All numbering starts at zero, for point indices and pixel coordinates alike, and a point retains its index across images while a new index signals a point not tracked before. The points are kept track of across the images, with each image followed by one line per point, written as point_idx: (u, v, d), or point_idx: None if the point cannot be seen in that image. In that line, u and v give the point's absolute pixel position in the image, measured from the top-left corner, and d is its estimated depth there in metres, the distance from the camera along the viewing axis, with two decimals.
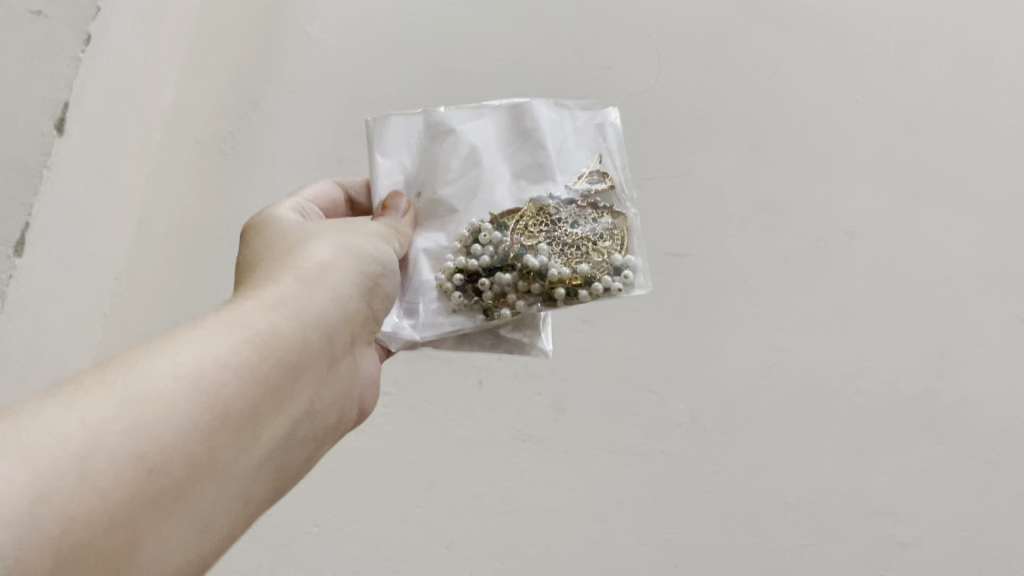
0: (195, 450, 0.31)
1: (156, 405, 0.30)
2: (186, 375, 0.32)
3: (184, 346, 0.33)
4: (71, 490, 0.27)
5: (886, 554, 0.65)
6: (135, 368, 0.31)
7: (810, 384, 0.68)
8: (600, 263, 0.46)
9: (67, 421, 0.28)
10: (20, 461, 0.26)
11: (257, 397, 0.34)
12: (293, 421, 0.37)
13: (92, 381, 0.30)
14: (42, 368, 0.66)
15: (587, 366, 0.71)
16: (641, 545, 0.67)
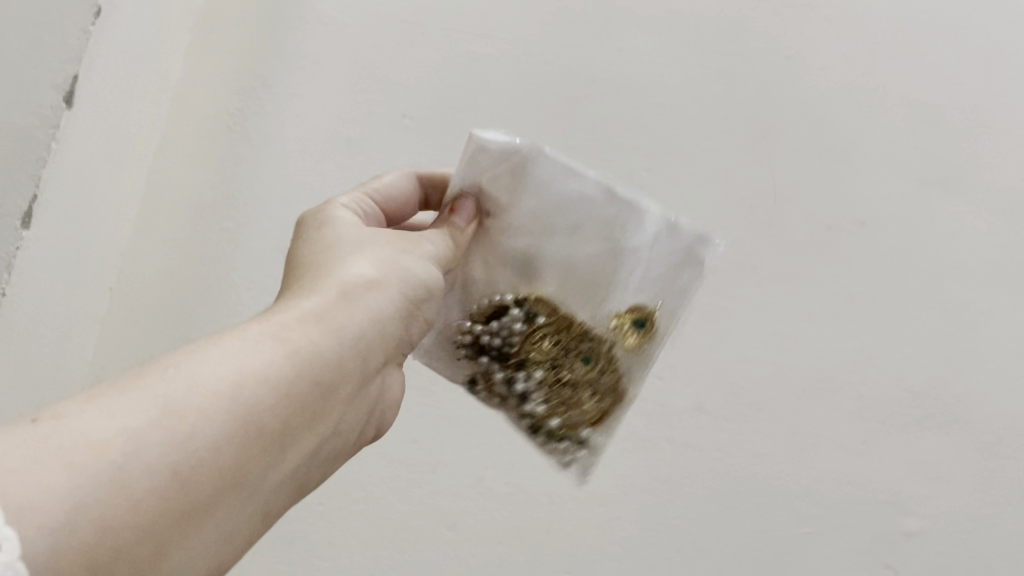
0: (231, 471, 0.31)
1: (197, 422, 0.30)
2: (227, 393, 0.31)
3: (224, 357, 0.33)
4: (111, 502, 0.27)
5: (891, 543, 0.65)
6: (177, 376, 0.31)
7: (816, 373, 0.68)
8: (573, 417, 0.51)
9: (110, 430, 0.28)
10: (61, 469, 0.26)
11: (292, 417, 0.34)
12: (319, 440, 0.37)
13: (134, 387, 0.30)
14: (49, 343, 0.68)
15: None
16: (643, 531, 0.68)
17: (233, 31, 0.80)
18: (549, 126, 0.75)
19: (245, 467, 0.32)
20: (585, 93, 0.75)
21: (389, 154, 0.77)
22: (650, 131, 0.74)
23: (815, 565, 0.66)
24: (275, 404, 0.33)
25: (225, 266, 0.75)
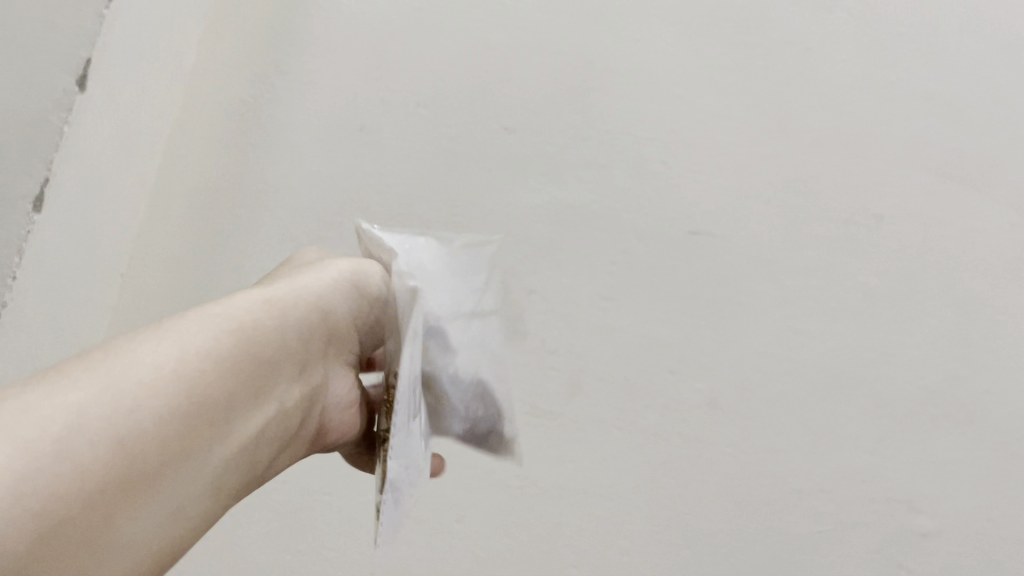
0: (163, 454, 0.34)
1: (123, 409, 0.33)
2: (159, 370, 0.36)
3: (158, 343, 0.37)
4: (55, 465, 0.30)
5: (905, 542, 0.65)
6: (113, 362, 0.35)
7: (831, 369, 0.67)
8: None
9: (52, 407, 0.32)
10: (10, 440, 0.30)
11: (218, 410, 0.37)
12: (266, 422, 0.41)
13: (73, 373, 0.34)
14: (61, 330, 0.68)
15: (603, 343, 0.70)
16: (653, 527, 0.67)
17: (247, 18, 0.80)
18: (564, 118, 0.74)
19: (176, 453, 0.35)
20: (600, 85, 0.75)
21: (402, 144, 0.76)
22: (665, 124, 0.73)
23: (828, 564, 0.65)
24: (199, 397, 0.36)
25: (238, 255, 0.75)
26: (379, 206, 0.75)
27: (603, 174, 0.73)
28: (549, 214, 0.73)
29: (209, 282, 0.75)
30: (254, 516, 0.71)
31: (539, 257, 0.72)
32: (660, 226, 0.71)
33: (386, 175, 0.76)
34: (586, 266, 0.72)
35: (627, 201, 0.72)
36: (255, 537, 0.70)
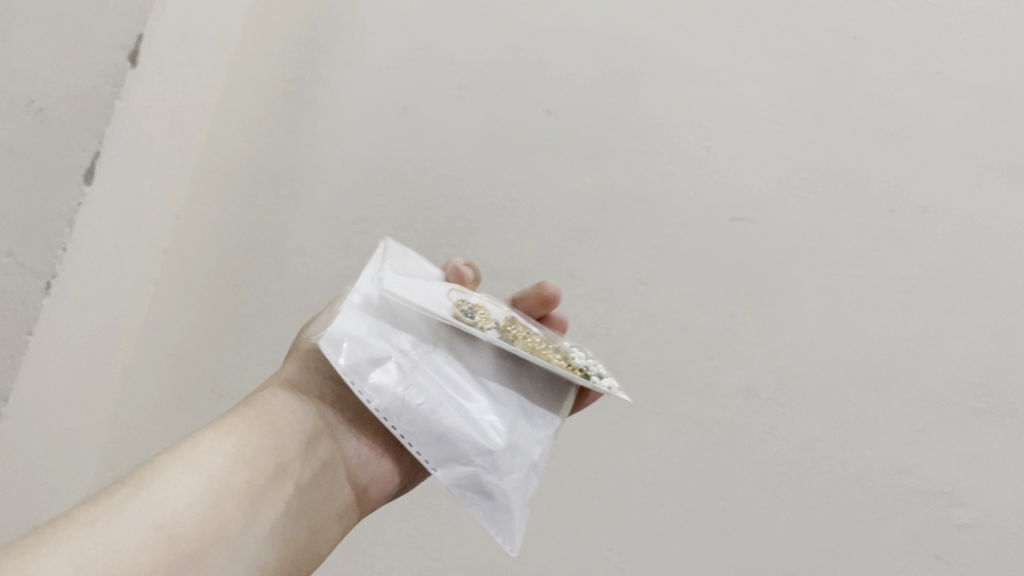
0: (198, 531, 0.39)
1: (174, 499, 0.39)
2: (199, 464, 0.42)
3: (196, 443, 0.43)
4: (125, 548, 0.36)
5: (941, 534, 0.64)
6: (162, 464, 0.41)
7: (871, 360, 0.66)
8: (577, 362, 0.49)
9: (115, 505, 0.38)
10: (87, 534, 0.36)
11: (253, 486, 0.43)
12: (313, 485, 0.47)
13: (131, 479, 0.40)
14: (107, 302, 0.70)
15: (641, 328, 0.71)
16: (686, 512, 0.68)
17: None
18: (605, 102, 0.74)
19: (218, 524, 0.40)
20: (643, 69, 0.74)
21: (443, 126, 0.76)
22: (709, 110, 0.73)
23: (863, 554, 0.65)
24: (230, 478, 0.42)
25: (280, 233, 0.76)
26: (419, 188, 0.76)
27: (644, 159, 0.73)
28: (588, 198, 0.73)
29: (252, 258, 0.76)
30: None
31: (578, 241, 0.73)
32: (700, 212, 0.71)
33: (427, 157, 0.76)
34: (625, 251, 0.72)
35: (667, 187, 0.72)
36: None
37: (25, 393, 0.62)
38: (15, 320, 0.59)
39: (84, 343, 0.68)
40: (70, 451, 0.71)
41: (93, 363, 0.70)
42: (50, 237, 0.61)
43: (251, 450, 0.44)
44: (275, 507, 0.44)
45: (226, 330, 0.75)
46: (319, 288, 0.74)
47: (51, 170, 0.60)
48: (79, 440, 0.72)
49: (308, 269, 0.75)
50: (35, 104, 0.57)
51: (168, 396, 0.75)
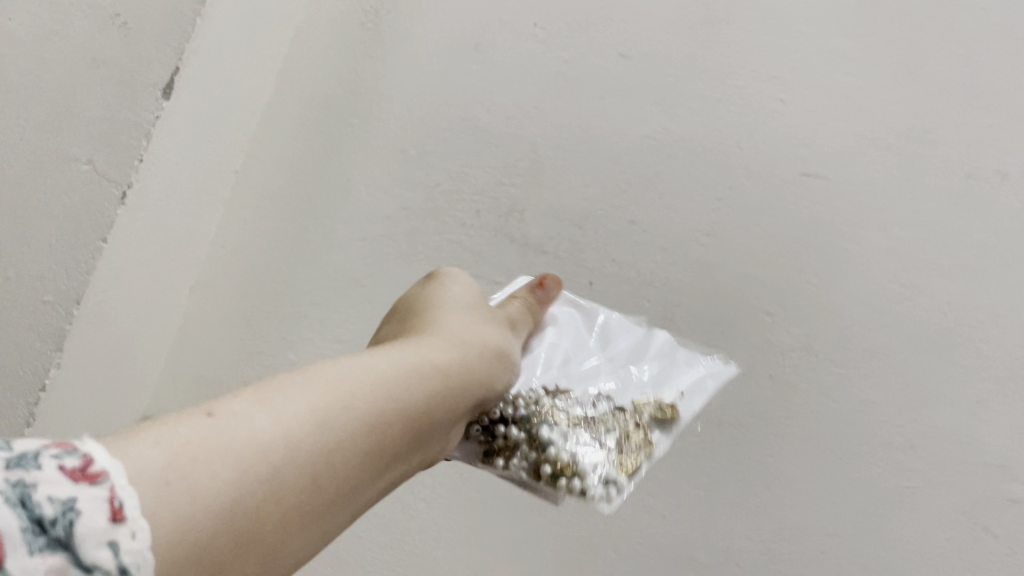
0: (326, 482, 0.34)
1: (324, 431, 0.34)
2: (357, 396, 0.37)
3: (354, 368, 0.39)
4: (259, 478, 0.31)
5: (993, 508, 0.62)
6: (320, 382, 0.36)
7: (936, 326, 0.65)
8: (580, 460, 0.54)
9: (269, 421, 0.32)
10: (230, 451, 0.30)
11: (384, 442, 0.38)
12: (414, 459, 0.42)
13: (285, 387, 0.35)
14: (176, 217, 0.70)
15: (703, 279, 0.70)
16: (732, 465, 0.67)
17: None
18: (684, 48, 0.73)
19: (342, 482, 0.35)
20: (723, 16, 0.73)
21: (517, 65, 0.76)
22: (788, 61, 0.71)
23: (911, 520, 0.64)
24: (392, 374, 0.40)
25: (349, 162, 0.77)
26: (488, 125, 0.76)
27: (717, 107, 0.72)
28: (658, 145, 0.72)
29: (324, 186, 0.77)
30: None
31: (642, 188, 0.72)
32: (771, 165, 0.70)
33: (499, 96, 0.76)
34: (691, 202, 0.71)
35: (739, 138, 0.71)
36: None
37: (98, 299, 0.63)
38: (94, 226, 0.61)
39: (151, 256, 0.69)
40: (138, 359, 0.73)
41: (165, 276, 0.72)
42: (130, 145, 0.62)
43: (403, 357, 0.42)
44: (381, 474, 0.39)
45: (292, 251, 0.77)
46: (383, 217, 0.76)
47: (127, 73, 0.62)
48: (146, 349, 0.74)
49: (373, 199, 0.77)
50: (120, 17, 0.62)
51: (236, 314, 0.77)
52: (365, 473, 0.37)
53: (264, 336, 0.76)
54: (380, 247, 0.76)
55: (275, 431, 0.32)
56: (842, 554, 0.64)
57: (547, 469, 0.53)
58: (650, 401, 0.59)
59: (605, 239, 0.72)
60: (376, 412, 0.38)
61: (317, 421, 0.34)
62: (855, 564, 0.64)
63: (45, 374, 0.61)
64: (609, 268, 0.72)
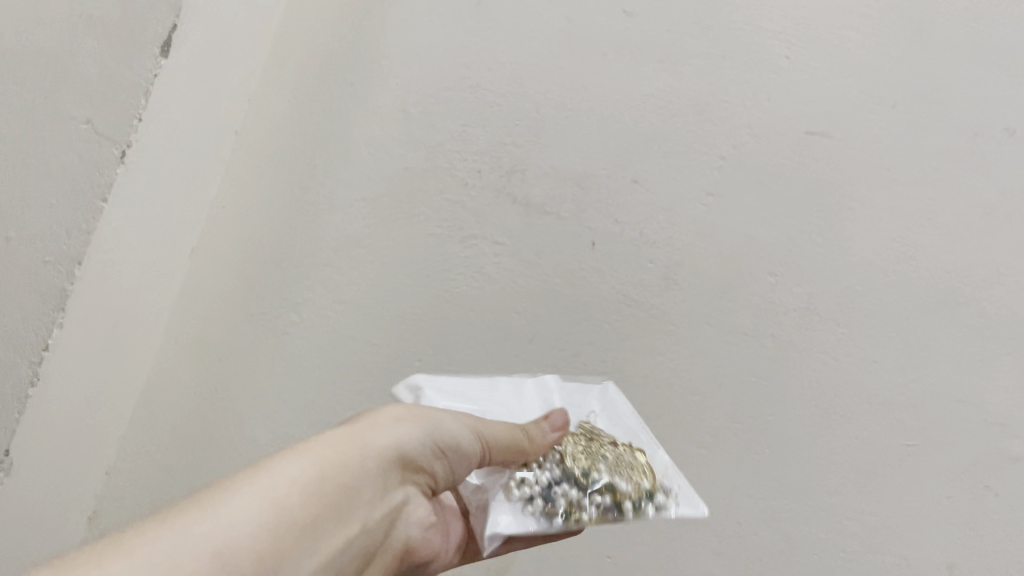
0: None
1: (218, 537, 0.35)
2: (258, 500, 0.37)
3: (259, 476, 0.39)
4: None
5: (994, 466, 0.63)
6: (218, 497, 0.37)
7: (939, 285, 0.65)
8: (638, 483, 0.53)
9: (154, 549, 0.33)
10: None
11: (299, 530, 0.38)
12: (352, 539, 0.43)
13: (179, 510, 0.36)
14: (179, 178, 0.71)
15: (705, 239, 0.69)
16: (733, 424, 0.67)
17: None
18: (688, 4, 0.72)
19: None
20: None
21: (519, 22, 0.75)
22: (794, 17, 0.70)
23: (910, 478, 0.64)
24: (300, 471, 0.40)
25: (349, 123, 0.76)
26: (489, 85, 0.75)
27: (721, 65, 0.71)
28: (661, 103, 0.72)
29: (321, 143, 0.77)
30: (341, 376, 0.75)
31: (646, 148, 0.71)
32: (775, 123, 0.69)
33: (500, 54, 0.75)
34: (692, 160, 0.70)
35: (743, 96, 0.70)
36: (340, 395, 0.75)
37: (97, 260, 0.63)
38: (93, 185, 0.62)
39: (156, 216, 0.69)
40: (141, 318, 0.73)
41: (164, 237, 0.72)
42: (130, 103, 0.63)
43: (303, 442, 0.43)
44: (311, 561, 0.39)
45: (292, 210, 0.76)
46: (384, 177, 0.76)
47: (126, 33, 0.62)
48: (147, 314, 0.74)
49: (374, 159, 0.76)
50: None
51: (236, 273, 0.77)
52: (284, 554, 0.37)
53: (264, 296, 0.76)
54: (381, 208, 0.75)
55: (165, 558, 0.33)
56: (840, 510, 0.65)
57: (632, 501, 0.51)
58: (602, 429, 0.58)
59: (608, 199, 0.72)
60: (281, 510, 0.38)
61: (214, 533, 0.35)
62: (854, 520, 0.65)
63: (46, 335, 0.61)
64: (611, 228, 0.71)
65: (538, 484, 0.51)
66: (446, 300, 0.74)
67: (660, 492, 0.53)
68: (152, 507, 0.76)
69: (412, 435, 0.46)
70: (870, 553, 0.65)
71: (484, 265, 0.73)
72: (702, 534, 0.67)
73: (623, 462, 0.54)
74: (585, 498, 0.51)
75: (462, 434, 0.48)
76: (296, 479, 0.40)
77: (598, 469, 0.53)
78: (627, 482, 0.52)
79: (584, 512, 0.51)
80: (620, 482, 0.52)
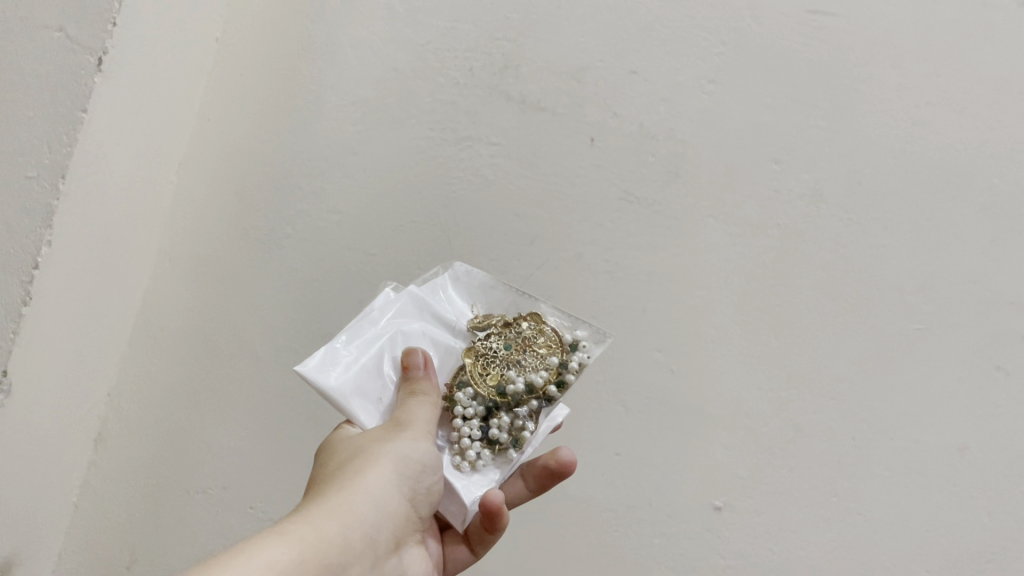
0: None
1: None
2: None
3: (248, 560, 0.37)
4: None
5: (1004, 345, 0.63)
6: None
7: (949, 164, 0.64)
8: (547, 367, 0.53)
9: None
10: None
11: None
12: None
13: None
14: (158, 88, 0.68)
15: (707, 128, 0.67)
16: (741, 317, 0.66)
17: None
18: None
19: None
20: None
21: None
22: None
23: (921, 362, 0.64)
24: (283, 552, 0.38)
25: (334, 23, 0.74)
26: None
27: None
28: None
29: (306, 49, 0.74)
30: (341, 289, 0.73)
31: (644, 36, 0.69)
32: (778, 3, 0.67)
33: None
34: (693, 47, 0.68)
35: None
36: (340, 307, 0.73)
37: (83, 173, 0.61)
38: (73, 97, 0.59)
39: (136, 131, 0.66)
40: (130, 237, 0.71)
41: (148, 152, 0.70)
42: (104, 10, 0.60)
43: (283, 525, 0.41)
44: None
45: (280, 121, 0.74)
46: (374, 80, 0.73)
47: None
48: (137, 232, 0.72)
49: (362, 62, 0.73)
50: None
51: (226, 188, 0.75)
52: None
53: (257, 210, 0.74)
54: (372, 113, 0.73)
55: None
56: (851, 398, 0.64)
57: (553, 388, 0.52)
58: (478, 323, 0.55)
59: (606, 92, 0.69)
60: None
61: None
62: (865, 407, 0.64)
63: (36, 253, 0.60)
64: (611, 121, 0.69)
65: (476, 436, 0.51)
66: (443, 204, 0.72)
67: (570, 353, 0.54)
68: (157, 426, 0.75)
69: (382, 478, 0.45)
70: (882, 439, 0.64)
71: (480, 166, 0.71)
72: (713, 430, 0.66)
73: (523, 351, 0.53)
74: (519, 421, 0.52)
75: (427, 451, 0.47)
76: (283, 560, 0.38)
77: (510, 379, 0.52)
78: (539, 374, 0.52)
79: (527, 430, 0.52)
80: (535, 379, 0.52)
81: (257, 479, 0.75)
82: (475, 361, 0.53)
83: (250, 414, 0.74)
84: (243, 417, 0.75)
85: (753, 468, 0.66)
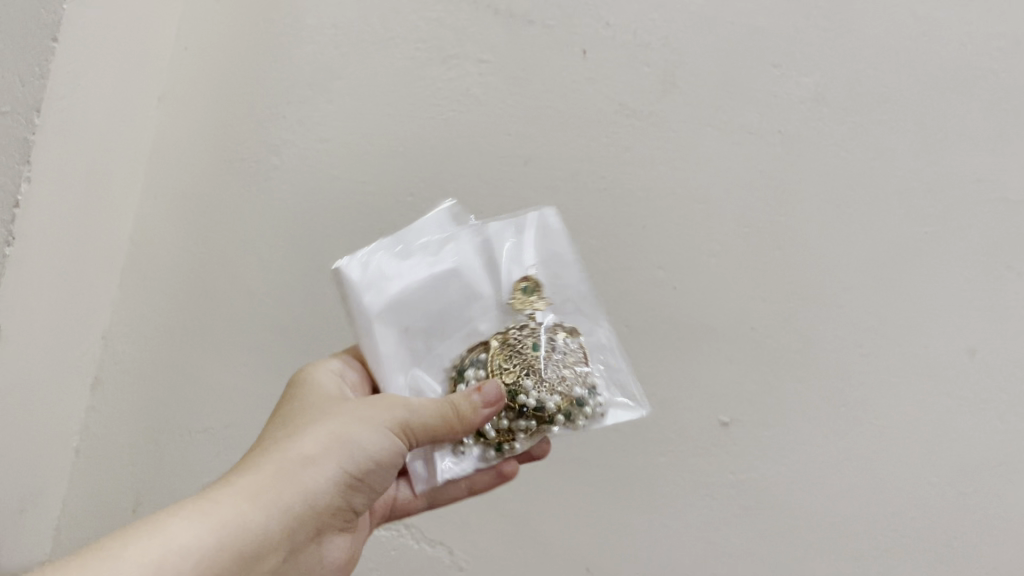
0: None
1: None
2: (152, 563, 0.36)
3: (162, 534, 0.38)
4: None
5: (1015, 245, 0.61)
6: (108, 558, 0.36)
7: (955, 60, 0.62)
8: (566, 393, 0.48)
9: None
10: None
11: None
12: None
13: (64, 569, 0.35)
14: (132, 16, 0.66)
15: (704, 36, 0.65)
16: (743, 229, 0.64)
17: None
18: None
19: None
20: None
21: None
22: None
23: (928, 267, 0.62)
24: (203, 524, 0.39)
25: None
26: None
27: None
28: None
29: None
30: (331, 219, 0.71)
31: None
32: None
33: None
34: None
35: None
36: (332, 237, 0.71)
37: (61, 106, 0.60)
38: (43, 24, 0.58)
39: (111, 62, 0.65)
40: (113, 173, 0.70)
41: (125, 84, 0.68)
42: None
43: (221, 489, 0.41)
44: None
45: (260, 48, 0.72)
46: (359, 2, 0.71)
47: None
48: (120, 168, 0.71)
49: None
50: None
51: (207, 120, 0.73)
52: None
53: (240, 141, 0.72)
54: (357, 36, 0.71)
55: None
56: (857, 307, 0.63)
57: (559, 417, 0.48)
58: (525, 301, 0.52)
59: (597, 2, 0.67)
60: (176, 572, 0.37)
61: None
62: (872, 315, 0.63)
63: (16, 192, 0.58)
64: (604, 33, 0.67)
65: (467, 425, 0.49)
66: (434, 127, 0.70)
67: (589, 395, 0.49)
68: (153, 366, 0.74)
69: (341, 453, 0.44)
70: (889, 346, 0.63)
71: (470, 85, 0.69)
72: (717, 345, 0.65)
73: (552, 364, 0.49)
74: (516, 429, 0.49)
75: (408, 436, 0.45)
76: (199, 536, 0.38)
77: (525, 389, 0.48)
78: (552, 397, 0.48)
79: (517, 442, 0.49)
80: (547, 400, 0.48)
81: (253, 417, 0.72)
82: (509, 348, 0.50)
83: (244, 352, 0.73)
84: (238, 355, 0.73)
85: (759, 381, 0.65)
